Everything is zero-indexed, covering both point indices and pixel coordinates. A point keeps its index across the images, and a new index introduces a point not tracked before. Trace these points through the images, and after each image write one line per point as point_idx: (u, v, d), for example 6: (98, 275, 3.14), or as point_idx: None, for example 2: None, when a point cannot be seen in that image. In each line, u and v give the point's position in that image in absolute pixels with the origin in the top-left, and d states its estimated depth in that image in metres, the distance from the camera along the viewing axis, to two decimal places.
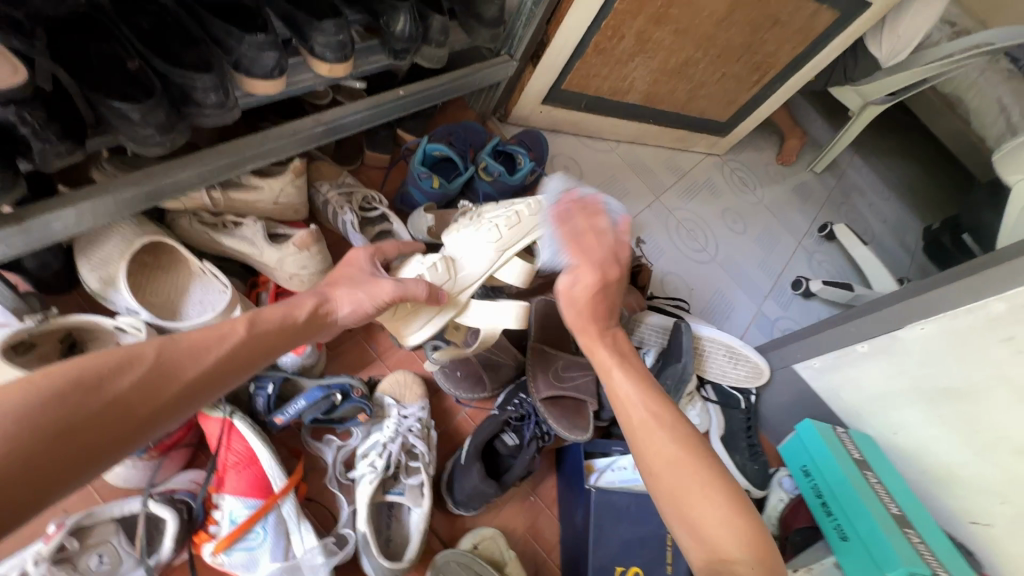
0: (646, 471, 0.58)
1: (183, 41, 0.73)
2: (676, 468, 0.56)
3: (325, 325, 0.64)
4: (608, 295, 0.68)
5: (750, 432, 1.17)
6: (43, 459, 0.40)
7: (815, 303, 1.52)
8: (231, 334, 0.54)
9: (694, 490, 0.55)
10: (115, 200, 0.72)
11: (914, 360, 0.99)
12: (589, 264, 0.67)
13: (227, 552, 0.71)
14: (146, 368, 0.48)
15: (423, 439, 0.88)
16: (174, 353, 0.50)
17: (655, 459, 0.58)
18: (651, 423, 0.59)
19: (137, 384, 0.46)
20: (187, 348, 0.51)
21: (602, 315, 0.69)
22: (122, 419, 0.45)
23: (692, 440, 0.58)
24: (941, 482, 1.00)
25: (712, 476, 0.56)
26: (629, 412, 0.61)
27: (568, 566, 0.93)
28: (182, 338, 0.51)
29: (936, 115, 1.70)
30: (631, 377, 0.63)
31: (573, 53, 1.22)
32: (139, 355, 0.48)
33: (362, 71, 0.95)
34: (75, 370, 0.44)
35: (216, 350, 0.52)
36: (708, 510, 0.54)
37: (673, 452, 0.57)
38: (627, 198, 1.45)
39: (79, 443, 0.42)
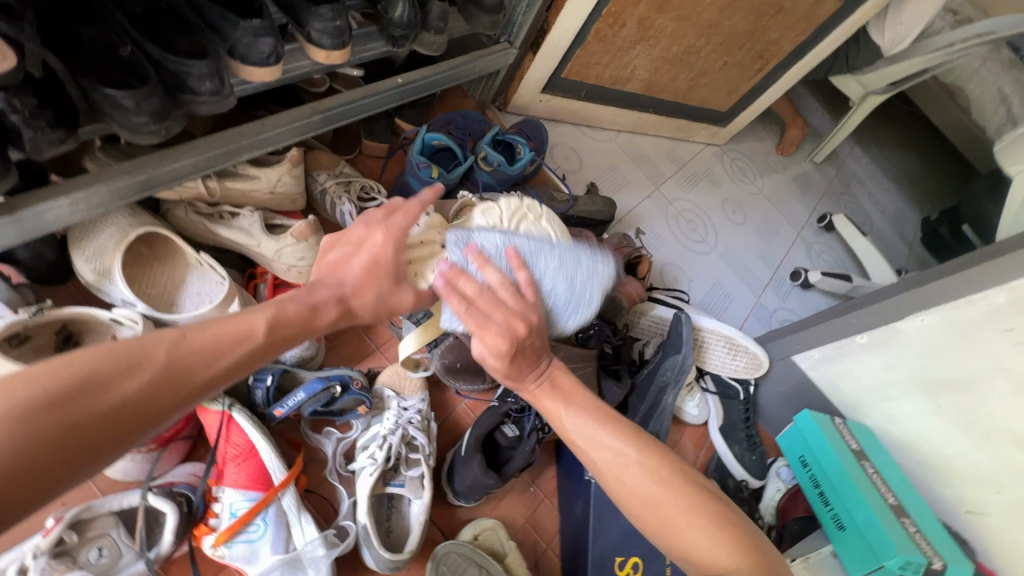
0: (625, 510, 0.56)
1: (178, 28, 0.71)
2: (650, 502, 0.55)
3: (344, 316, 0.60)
4: (526, 345, 0.60)
5: (749, 422, 1.17)
6: (34, 474, 0.37)
7: (813, 294, 1.52)
8: (247, 333, 0.50)
9: (676, 518, 0.53)
10: (110, 189, 0.71)
11: (913, 351, 0.99)
12: (487, 329, 0.58)
13: (228, 545, 0.71)
14: (155, 369, 0.44)
15: (423, 431, 0.88)
16: (184, 353, 0.46)
17: (630, 497, 0.56)
18: (614, 462, 0.57)
19: (141, 388, 0.43)
20: (199, 348, 0.46)
21: (527, 369, 0.61)
22: (124, 426, 0.41)
23: (655, 462, 0.56)
24: (937, 472, 1.00)
25: (681, 490, 0.55)
26: (591, 456, 0.58)
27: (567, 557, 0.93)
28: (197, 332, 0.47)
29: (936, 104, 1.70)
30: (582, 415, 0.61)
31: (573, 40, 1.20)
32: (149, 354, 0.44)
33: (359, 58, 0.93)
34: (77, 369, 0.40)
35: (227, 350, 0.48)
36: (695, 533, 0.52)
37: (640, 481, 0.55)
38: (627, 188, 1.44)
39: (77, 455, 0.39)
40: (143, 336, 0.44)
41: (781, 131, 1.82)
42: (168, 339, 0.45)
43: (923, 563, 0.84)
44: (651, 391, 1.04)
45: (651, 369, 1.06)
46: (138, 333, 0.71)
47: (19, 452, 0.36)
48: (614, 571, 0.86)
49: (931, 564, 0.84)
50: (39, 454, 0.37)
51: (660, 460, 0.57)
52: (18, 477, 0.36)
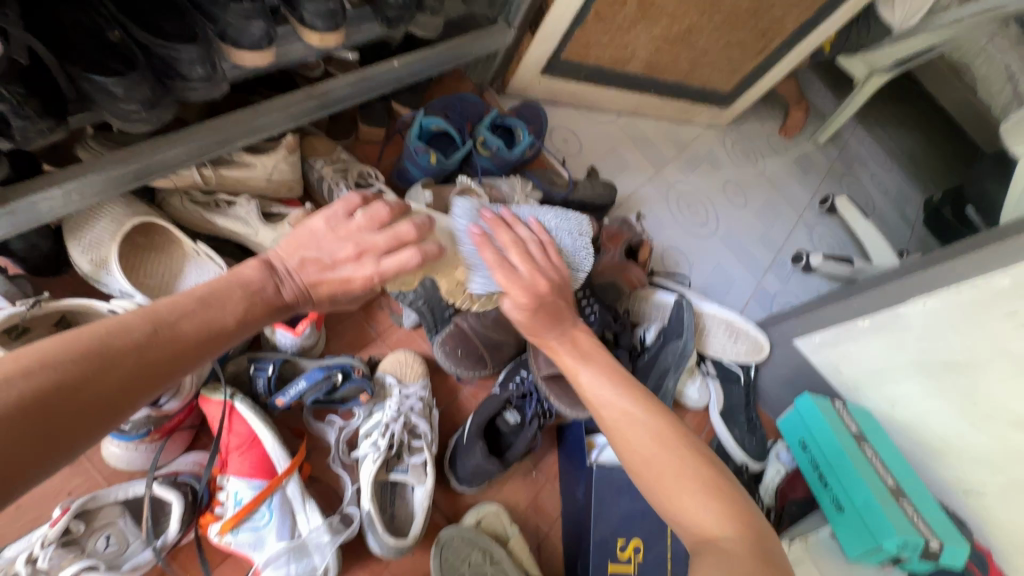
0: (628, 466, 0.59)
1: (163, 9, 0.68)
2: (650, 463, 0.57)
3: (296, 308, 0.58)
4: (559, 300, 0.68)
5: (749, 406, 1.18)
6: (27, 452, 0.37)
7: (815, 276, 1.51)
8: (220, 320, 0.51)
9: (668, 475, 0.56)
10: (102, 179, 0.70)
11: (914, 333, 0.99)
12: (513, 285, 0.64)
13: (234, 532, 0.72)
14: (131, 357, 0.44)
15: (425, 418, 0.88)
16: (154, 345, 0.46)
17: (633, 451, 0.59)
18: (628, 421, 0.60)
19: (116, 383, 0.43)
20: (170, 338, 0.47)
21: (548, 326, 0.67)
22: (97, 418, 0.42)
23: (663, 427, 0.59)
24: (937, 453, 1.01)
25: (687, 452, 0.57)
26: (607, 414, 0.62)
27: (569, 540, 0.94)
28: (164, 324, 0.47)
29: (941, 82, 1.67)
30: (598, 374, 0.65)
31: (573, 21, 1.18)
32: (122, 346, 0.44)
33: (353, 42, 0.91)
34: (50, 366, 0.40)
35: (195, 336, 0.48)
36: (683, 493, 0.54)
37: (646, 443, 0.58)
38: (627, 171, 1.43)
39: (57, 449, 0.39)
40: (112, 329, 0.44)
41: (784, 111, 1.80)
42: (140, 331, 0.45)
43: (920, 543, 0.85)
44: (653, 373, 1.04)
45: (653, 355, 1.06)
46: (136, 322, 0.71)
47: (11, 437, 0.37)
48: (615, 554, 0.87)
49: (929, 545, 0.85)
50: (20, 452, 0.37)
51: (666, 429, 0.59)
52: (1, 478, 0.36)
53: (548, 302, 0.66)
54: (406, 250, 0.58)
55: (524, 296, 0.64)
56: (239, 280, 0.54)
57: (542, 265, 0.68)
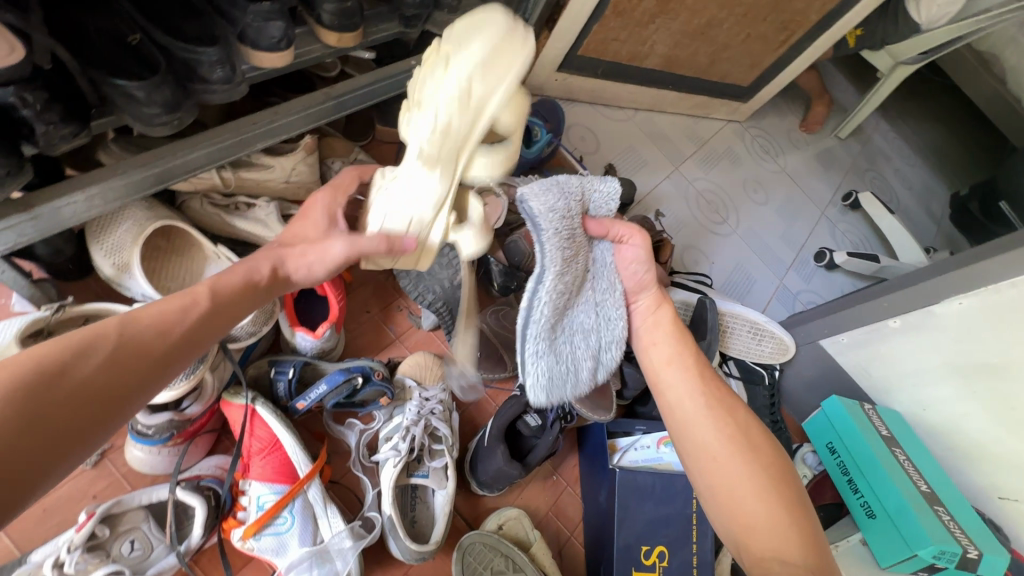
0: (690, 456, 0.62)
1: (184, 13, 0.69)
2: (717, 458, 0.60)
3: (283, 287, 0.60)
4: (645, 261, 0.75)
5: (774, 408, 1.15)
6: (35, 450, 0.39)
7: (838, 275, 1.48)
8: (193, 305, 0.51)
9: (734, 473, 0.58)
10: (125, 183, 0.70)
11: (946, 334, 0.96)
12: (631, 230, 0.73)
13: (256, 537, 0.71)
14: (107, 347, 0.45)
15: (445, 421, 0.87)
16: (137, 348, 0.46)
17: (703, 444, 0.61)
18: (700, 415, 0.63)
19: (110, 390, 0.44)
20: (153, 338, 0.47)
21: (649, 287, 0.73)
22: (102, 412, 0.43)
23: (738, 426, 0.62)
24: (971, 458, 0.98)
25: (753, 458, 0.59)
26: (682, 403, 0.65)
27: (591, 544, 0.93)
28: (142, 326, 0.47)
29: (969, 74, 1.63)
30: (679, 368, 0.68)
31: (591, 16, 1.15)
32: (97, 344, 0.45)
33: (371, 41, 0.90)
34: (34, 386, 0.40)
35: (183, 335, 0.50)
36: (749, 492, 0.57)
37: (717, 438, 0.61)
38: (645, 169, 1.40)
39: (70, 460, 0.41)
40: (84, 337, 0.44)
41: (805, 105, 1.76)
42: (110, 329, 0.46)
43: (958, 552, 0.82)
44: None
45: None
46: None
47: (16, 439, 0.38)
48: (639, 560, 0.86)
49: (967, 553, 0.82)
50: (32, 469, 0.38)
51: (743, 430, 0.62)
52: (22, 495, 0.38)
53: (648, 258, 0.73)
54: (347, 175, 0.68)
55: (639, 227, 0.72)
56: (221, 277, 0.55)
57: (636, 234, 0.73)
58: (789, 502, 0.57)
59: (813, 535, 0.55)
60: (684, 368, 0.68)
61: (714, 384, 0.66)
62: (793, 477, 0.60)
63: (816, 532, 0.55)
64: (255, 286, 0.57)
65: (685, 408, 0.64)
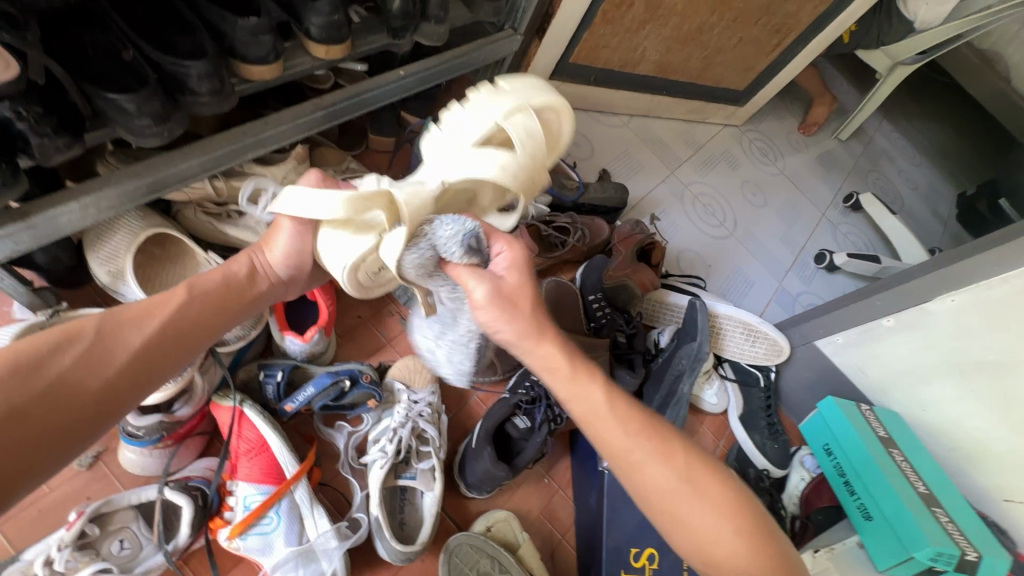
0: (638, 496, 0.55)
1: (177, 30, 0.72)
2: (672, 498, 0.53)
3: (271, 285, 0.66)
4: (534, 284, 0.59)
5: (770, 410, 1.14)
6: (18, 441, 0.44)
7: (840, 277, 1.47)
8: (162, 308, 0.56)
9: (698, 517, 0.53)
10: (118, 192, 0.72)
11: (942, 332, 0.95)
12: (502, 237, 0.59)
13: (242, 537, 0.72)
14: (83, 342, 0.50)
15: (433, 423, 0.87)
16: (115, 347, 0.51)
17: (657, 498, 0.54)
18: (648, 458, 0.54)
19: (90, 384, 0.49)
20: (127, 334, 0.52)
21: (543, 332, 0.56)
22: (88, 408, 0.49)
23: (683, 457, 0.55)
24: (971, 459, 0.96)
25: (705, 485, 0.54)
26: (624, 455, 0.54)
27: (582, 547, 0.92)
28: (120, 324, 0.52)
29: (971, 72, 1.61)
30: (613, 403, 0.55)
31: (580, 23, 1.17)
32: (74, 342, 0.49)
33: (360, 52, 0.93)
34: (15, 381, 0.45)
35: (163, 332, 0.55)
36: (722, 540, 0.52)
37: (671, 484, 0.53)
38: (641, 173, 1.41)
39: (54, 449, 0.46)
40: (61, 334, 0.49)
41: (804, 107, 1.75)
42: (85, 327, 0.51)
43: (956, 555, 0.80)
44: (665, 379, 1.01)
45: (666, 358, 1.04)
46: None
47: (5, 431, 0.44)
48: (628, 562, 0.85)
49: (966, 555, 0.80)
50: (8, 457, 0.43)
51: (687, 457, 0.55)
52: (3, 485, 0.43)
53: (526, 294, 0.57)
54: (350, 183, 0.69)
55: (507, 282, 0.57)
56: (200, 282, 0.61)
57: (515, 260, 0.58)
58: (742, 516, 0.53)
59: (774, 545, 0.53)
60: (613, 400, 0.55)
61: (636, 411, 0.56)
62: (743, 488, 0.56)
63: (774, 539, 0.54)
64: (235, 286, 0.62)
65: (629, 451, 0.54)
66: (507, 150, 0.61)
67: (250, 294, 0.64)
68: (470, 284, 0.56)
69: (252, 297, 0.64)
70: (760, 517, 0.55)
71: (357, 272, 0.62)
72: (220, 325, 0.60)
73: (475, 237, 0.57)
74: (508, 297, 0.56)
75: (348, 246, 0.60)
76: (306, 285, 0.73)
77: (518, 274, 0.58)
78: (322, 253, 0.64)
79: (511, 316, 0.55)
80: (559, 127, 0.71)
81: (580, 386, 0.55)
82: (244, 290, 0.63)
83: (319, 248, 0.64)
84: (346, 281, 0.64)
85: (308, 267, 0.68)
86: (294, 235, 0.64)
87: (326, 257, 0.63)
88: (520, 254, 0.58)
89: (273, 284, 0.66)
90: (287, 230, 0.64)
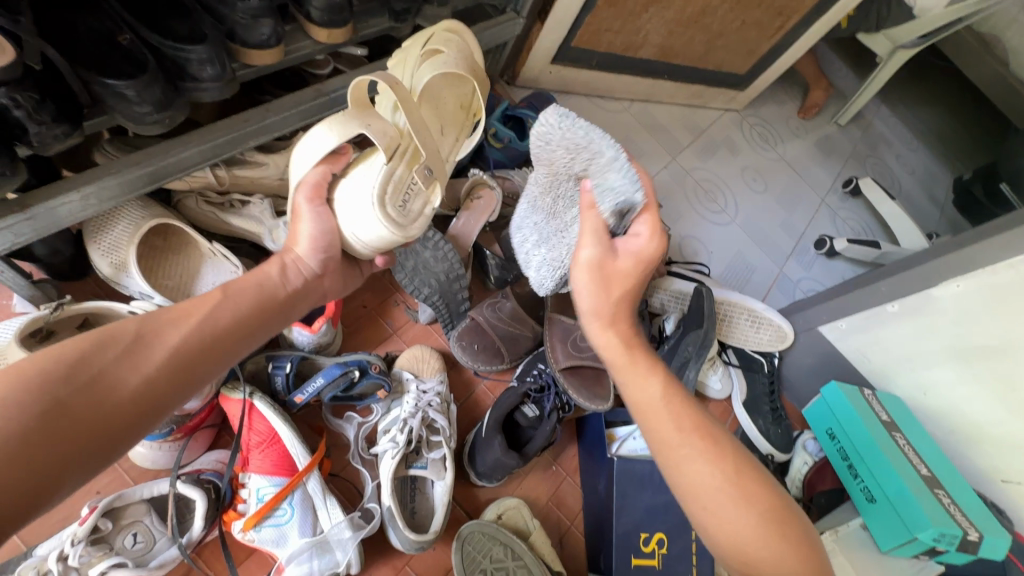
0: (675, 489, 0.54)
1: (173, 13, 0.70)
2: (713, 494, 0.51)
3: (306, 293, 0.62)
4: (647, 279, 0.59)
5: (773, 395, 1.15)
6: (57, 442, 0.40)
7: (839, 262, 1.48)
8: (203, 308, 0.52)
9: (739, 517, 0.50)
10: (119, 182, 0.70)
11: (945, 317, 0.95)
12: (653, 229, 0.58)
13: (257, 529, 0.72)
14: (123, 341, 0.46)
15: (443, 413, 0.87)
16: (154, 346, 0.48)
17: (699, 493, 0.52)
18: (698, 452, 0.52)
19: (129, 384, 0.45)
20: (167, 333, 0.49)
21: (624, 317, 0.59)
22: (130, 410, 0.45)
23: (730, 457, 0.53)
24: (970, 441, 0.98)
25: (748, 484, 0.52)
26: (669, 448, 0.53)
27: (591, 533, 0.93)
28: (160, 323, 0.49)
29: (969, 56, 1.61)
30: (665, 394, 0.55)
31: (583, 7, 1.15)
32: (115, 341, 0.46)
33: (362, 37, 0.91)
34: (54, 376, 0.42)
35: (203, 331, 0.51)
36: (766, 543, 0.49)
37: (716, 482, 0.51)
38: (642, 159, 1.40)
39: (97, 448, 0.43)
40: (104, 332, 0.46)
41: (803, 92, 1.75)
42: (127, 327, 0.47)
43: (958, 535, 0.82)
44: (672, 366, 1.01)
45: (672, 346, 1.04)
46: None
47: (46, 429, 0.40)
48: (639, 548, 0.86)
49: (967, 535, 0.82)
50: (47, 457, 0.40)
51: (733, 456, 0.53)
52: (43, 487, 0.39)
53: (630, 281, 0.58)
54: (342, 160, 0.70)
55: (620, 267, 0.57)
56: (236, 284, 0.57)
57: (643, 253, 0.58)
58: (785, 525, 0.51)
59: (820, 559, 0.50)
60: (664, 390, 0.55)
61: (685, 404, 0.55)
62: (788, 498, 0.53)
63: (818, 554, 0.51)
64: (270, 288, 0.59)
65: (674, 442, 0.53)
66: (441, 58, 0.74)
67: (283, 296, 0.59)
68: (584, 243, 0.59)
69: (290, 302, 0.60)
70: (805, 526, 0.52)
71: (385, 203, 0.64)
72: (260, 329, 0.56)
73: (625, 213, 0.58)
74: (607, 278, 0.57)
75: (365, 182, 0.65)
76: (336, 288, 0.68)
77: (633, 264, 0.58)
78: (348, 215, 0.64)
79: (598, 291, 0.58)
80: (470, 39, 0.84)
81: (636, 377, 0.56)
82: (278, 292, 0.59)
83: (343, 218, 0.65)
84: (383, 217, 0.63)
85: (339, 259, 0.66)
86: (313, 216, 0.64)
87: (352, 210, 0.64)
88: (653, 249, 0.58)
89: (306, 283, 0.62)
90: (306, 215, 0.64)
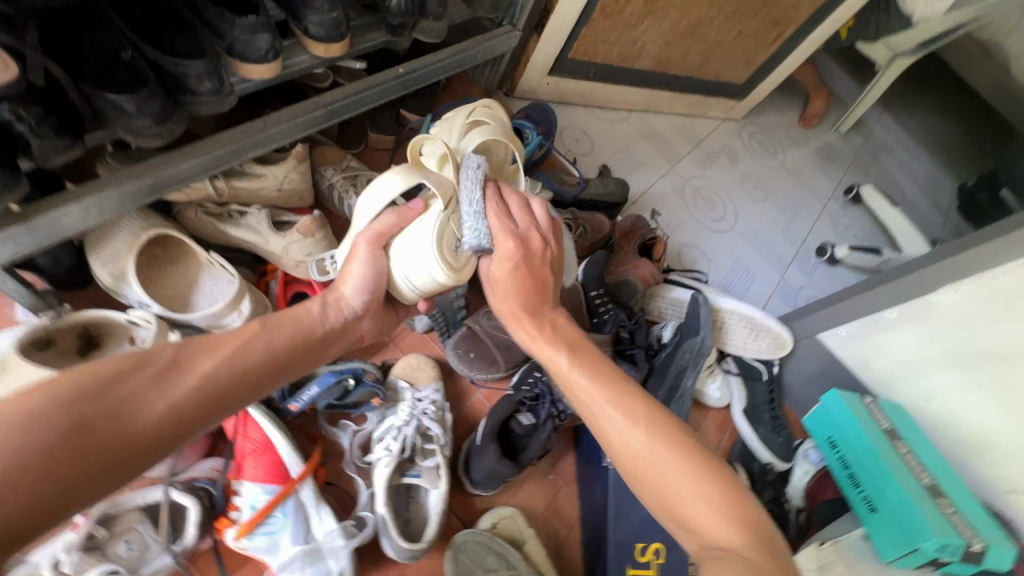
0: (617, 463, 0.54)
1: (174, 29, 0.72)
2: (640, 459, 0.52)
3: (339, 330, 0.62)
4: (531, 268, 0.67)
5: (774, 403, 1.14)
6: (83, 456, 0.40)
7: (841, 270, 1.47)
8: (239, 342, 0.53)
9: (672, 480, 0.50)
10: (119, 194, 0.72)
11: (946, 323, 0.95)
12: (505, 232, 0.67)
13: (250, 536, 0.72)
14: (158, 365, 0.47)
15: (438, 421, 0.87)
16: (186, 371, 0.48)
17: (630, 460, 0.53)
18: (624, 425, 0.54)
19: (158, 405, 0.45)
20: (200, 361, 0.49)
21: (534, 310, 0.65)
22: (156, 431, 0.45)
23: (648, 420, 0.54)
24: (975, 450, 0.96)
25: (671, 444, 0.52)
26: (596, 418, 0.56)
27: (588, 543, 0.92)
28: (195, 351, 0.50)
29: (970, 62, 1.61)
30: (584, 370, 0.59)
31: (578, 19, 1.17)
32: (150, 363, 0.46)
33: (359, 50, 0.92)
34: (88, 391, 0.42)
35: (233, 363, 0.51)
36: (693, 497, 0.48)
37: (639, 444, 0.52)
38: (641, 169, 1.41)
39: (122, 464, 0.42)
40: (140, 354, 0.47)
41: (803, 101, 1.75)
42: (163, 352, 0.48)
43: (962, 545, 0.81)
44: (669, 374, 1.01)
45: (669, 353, 1.04)
46: (154, 333, 0.72)
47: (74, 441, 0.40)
48: (635, 557, 0.85)
49: (972, 546, 0.81)
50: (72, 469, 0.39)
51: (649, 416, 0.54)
52: (62, 498, 0.38)
53: (524, 272, 0.66)
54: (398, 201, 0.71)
55: (510, 246, 0.66)
56: (274, 321, 0.58)
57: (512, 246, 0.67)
58: (720, 486, 0.49)
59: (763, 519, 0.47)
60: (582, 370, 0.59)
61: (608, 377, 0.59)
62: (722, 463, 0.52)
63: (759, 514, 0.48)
64: (305, 324, 0.59)
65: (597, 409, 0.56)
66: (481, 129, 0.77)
67: (318, 334, 0.60)
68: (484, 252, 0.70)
69: (323, 341, 0.60)
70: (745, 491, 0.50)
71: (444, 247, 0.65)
72: (291, 366, 0.56)
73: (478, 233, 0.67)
74: (504, 268, 0.66)
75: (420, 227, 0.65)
76: (371, 331, 0.69)
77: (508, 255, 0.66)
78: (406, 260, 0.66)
79: (505, 294, 0.66)
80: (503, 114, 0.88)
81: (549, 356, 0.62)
82: (312, 330, 0.60)
83: (399, 262, 0.66)
84: (442, 262, 0.64)
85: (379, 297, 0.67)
86: (368, 259, 0.65)
87: (413, 255, 0.65)
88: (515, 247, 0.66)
89: (345, 321, 0.63)
90: (361, 258, 0.65)
